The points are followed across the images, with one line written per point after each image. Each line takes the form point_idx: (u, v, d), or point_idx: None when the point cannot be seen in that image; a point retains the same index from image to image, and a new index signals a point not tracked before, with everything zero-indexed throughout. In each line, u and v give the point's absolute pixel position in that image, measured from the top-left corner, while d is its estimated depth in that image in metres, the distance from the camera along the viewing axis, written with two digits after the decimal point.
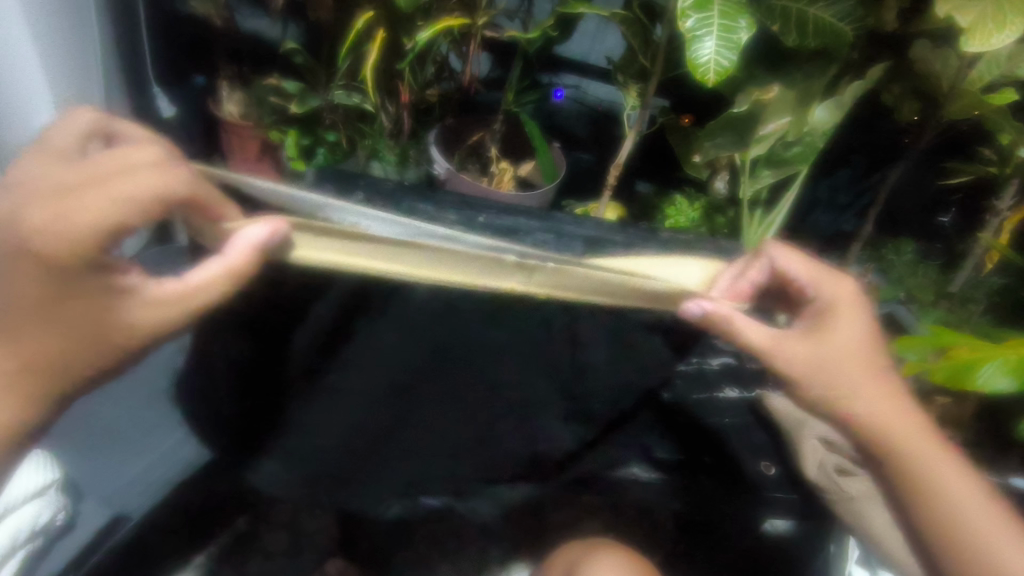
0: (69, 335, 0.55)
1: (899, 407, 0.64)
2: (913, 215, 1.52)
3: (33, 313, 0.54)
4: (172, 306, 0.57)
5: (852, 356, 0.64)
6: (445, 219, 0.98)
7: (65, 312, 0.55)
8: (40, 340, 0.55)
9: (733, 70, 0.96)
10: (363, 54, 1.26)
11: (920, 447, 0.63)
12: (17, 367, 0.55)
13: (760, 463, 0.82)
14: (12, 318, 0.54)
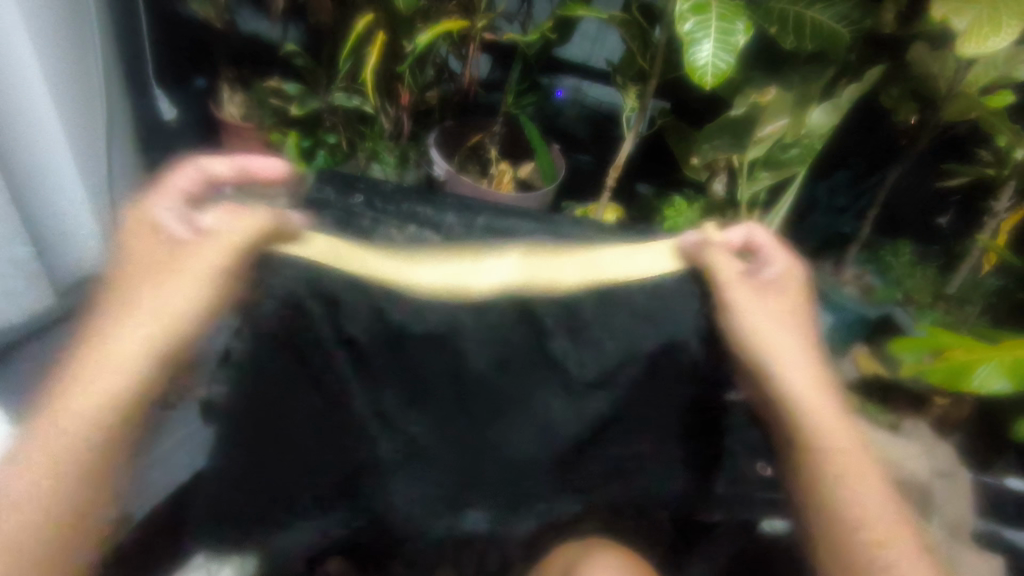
0: (168, 299, 0.65)
1: (810, 378, 0.74)
2: (912, 217, 1.53)
3: (151, 287, 0.65)
4: (231, 268, 0.67)
5: (787, 323, 0.76)
6: (444, 222, 0.98)
7: (165, 278, 0.65)
8: (148, 304, 0.64)
9: (730, 72, 0.97)
10: (363, 57, 1.26)
11: (820, 412, 0.72)
12: (118, 320, 0.63)
13: (757, 463, 0.83)
14: (123, 295, 0.64)
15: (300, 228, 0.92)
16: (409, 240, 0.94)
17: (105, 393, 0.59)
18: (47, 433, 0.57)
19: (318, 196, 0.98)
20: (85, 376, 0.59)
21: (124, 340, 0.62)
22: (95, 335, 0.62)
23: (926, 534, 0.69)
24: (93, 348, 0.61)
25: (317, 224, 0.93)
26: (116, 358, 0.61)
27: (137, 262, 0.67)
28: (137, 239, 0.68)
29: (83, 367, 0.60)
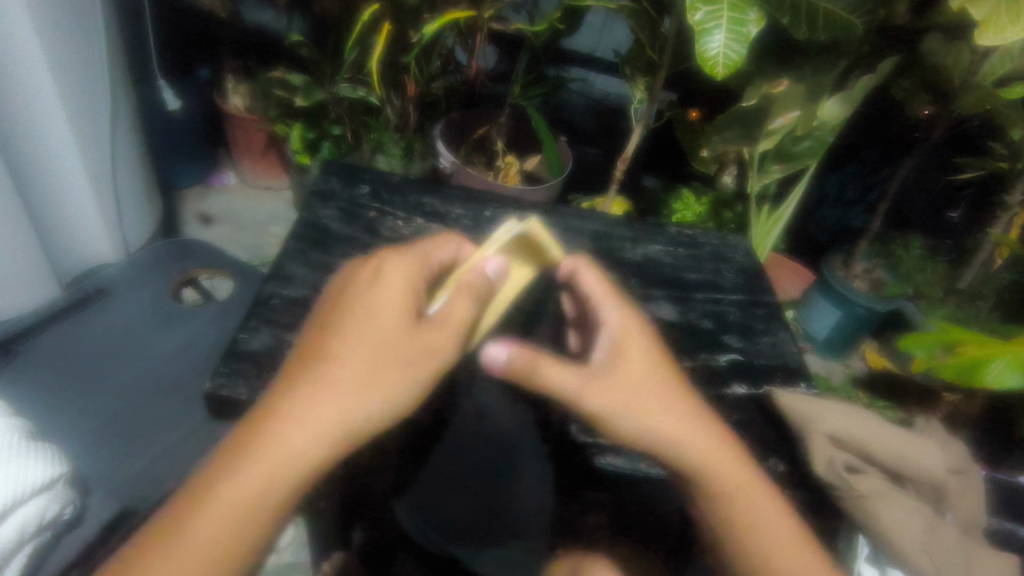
0: (386, 366, 0.48)
1: (728, 461, 0.53)
2: (922, 210, 1.52)
3: (376, 344, 0.49)
4: (466, 312, 0.51)
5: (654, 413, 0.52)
6: (450, 214, 0.97)
7: (394, 337, 0.49)
8: (364, 368, 0.48)
9: (742, 63, 0.95)
10: (367, 47, 1.24)
11: (752, 500, 0.52)
12: (347, 394, 0.47)
13: (769, 461, 0.70)
14: (345, 338, 0.49)
15: (306, 220, 0.90)
16: (417, 233, 0.92)
17: (290, 457, 0.45)
18: (247, 465, 0.45)
19: (323, 187, 0.97)
20: (285, 431, 0.45)
21: (324, 411, 0.46)
22: (305, 389, 0.47)
23: (939, 526, 0.65)
24: (285, 410, 0.46)
25: (322, 215, 0.92)
26: (290, 414, 0.46)
27: (366, 309, 0.50)
28: (377, 287, 0.52)
29: (277, 416, 0.46)
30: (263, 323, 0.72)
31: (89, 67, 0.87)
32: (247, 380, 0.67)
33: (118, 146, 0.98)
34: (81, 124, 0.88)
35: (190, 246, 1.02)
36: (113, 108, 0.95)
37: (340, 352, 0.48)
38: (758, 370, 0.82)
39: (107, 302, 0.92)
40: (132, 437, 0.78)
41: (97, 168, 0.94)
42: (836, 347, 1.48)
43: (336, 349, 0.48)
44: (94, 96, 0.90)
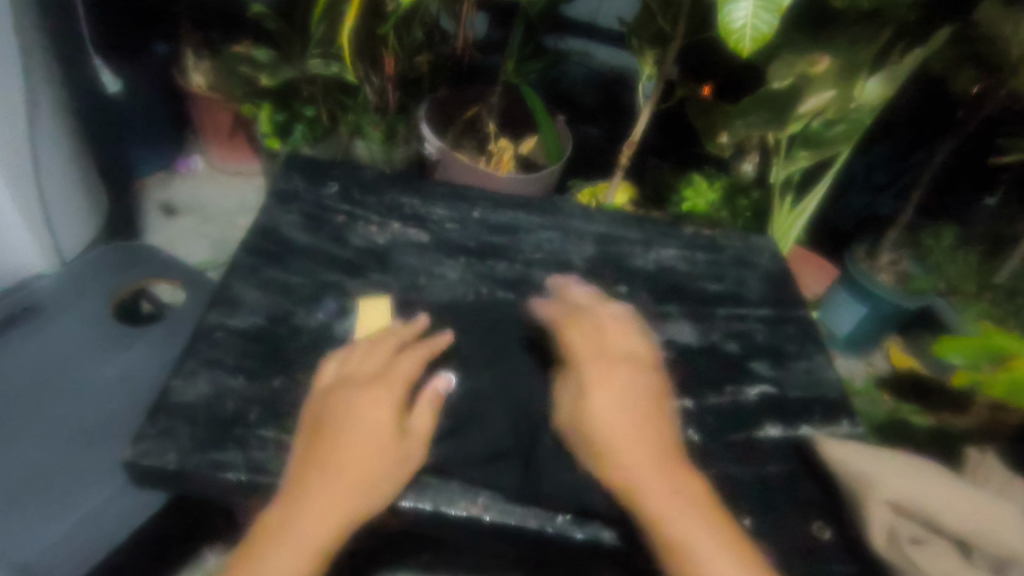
0: (375, 455, 0.53)
1: (670, 468, 0.52)
2: (958, 194, 1.38)
3: (364, 439, 0.53)
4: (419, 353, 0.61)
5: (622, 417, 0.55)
6: (433, 216, 0.84)
7: (378, 425, 0.54)
8: (356, 459, 0.52)
9: (774, 35, 0.80)
10: (337, 18, 1.08)
11: (669, 498, 0.50)
12: (344, 484, 0.51)
13: (812, 524, 0.61)
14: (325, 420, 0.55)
15: (261, 227, 0.77)
16: (393, 241, 0.79)
17: (298, 543, 0.48)
18: (265, 562, 0.47)
19: (284, 186, 0.83)
20: (293, 527, 0.49)
21: (323, 506, 0.50)
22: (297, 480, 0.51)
23: None
24: (284, 505, 0.50)
25: (282, 221, 0.78)
26: (296, 512, 0.49)
27: (344, 408, 0.55)
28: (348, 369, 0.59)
29: (285, 508, 0.50)
30: (200, 366, 0.60)
31: None
32: (177, 443, 0.55)
33: (42, 138, 0.83)
34: None
35: (136, 252, 0.89)
36: (31, 95, 0.79)
37: (338, 447, 0.52)
38: (793, 406, 0.70)
39: (33, 328, 0.79)
40: (54, 492, 0.66)
41: (15, 171, 0.79)
42: (860, 346, 1.35)
43: (329, 443, 0.53)
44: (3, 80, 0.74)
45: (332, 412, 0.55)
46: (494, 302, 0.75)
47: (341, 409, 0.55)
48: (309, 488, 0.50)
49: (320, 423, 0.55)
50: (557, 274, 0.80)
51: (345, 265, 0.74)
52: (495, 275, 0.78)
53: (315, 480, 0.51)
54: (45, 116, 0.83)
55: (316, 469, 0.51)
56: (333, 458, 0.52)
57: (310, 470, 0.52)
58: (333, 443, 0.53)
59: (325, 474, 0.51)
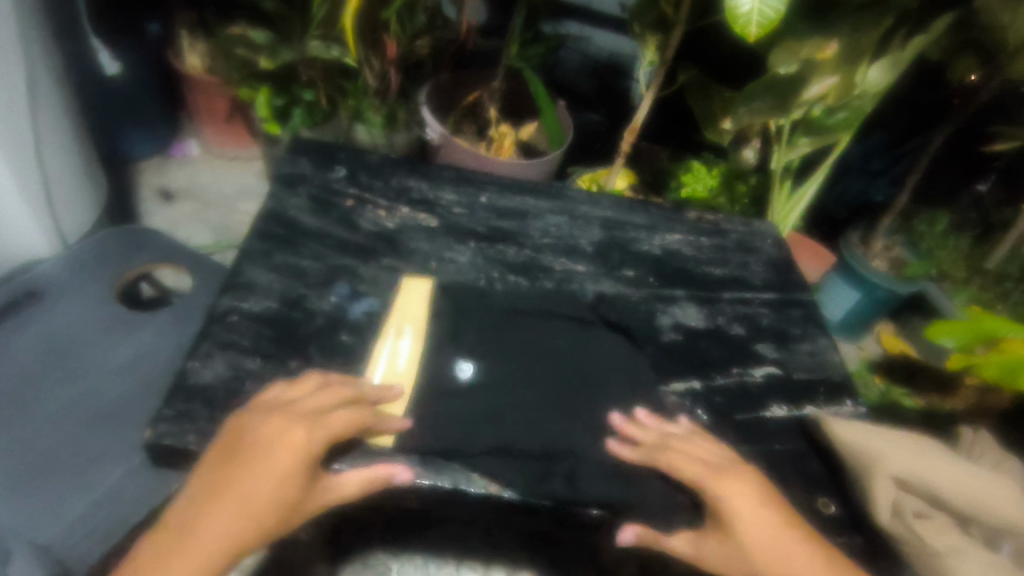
0: (267, 498, 0.50)
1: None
2: (950, 181, 1.40)
3: (264, 481, 0.50)
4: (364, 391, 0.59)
5: (756, 541, 0.53)
6: (441, 201, 0.84)
7: (279, 472, 0.50)
8: (253, 497, 0.49)
9: (780, 21, 0.80)
10: (338, 1, 1.07)
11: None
12: (233, 524, 0.48)
13: (819, 500, 0.61)
14: (247, 452, 0.51)
15: (269, 211, 0.77)
16: (402, 225, 0.79)
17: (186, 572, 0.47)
18: None
19: (291, 170, 0.83)
20: (187, 545, 0.48)
21: (200, 546, 0.48)
22: (200, 506, 0.49)
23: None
24: (181, 529, 0.49)
25: (290, 205, 0.78)
26: (183, 535, 0.48)
27: (254, 443, 0.52)
28: (281, 400, 0.56)
29: (184, 530, 0.49)
30: (216, 349, 0.61)
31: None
32: (197, 426, 0.56)
33: (42, 121, 0.81)
34: None
35: (139, 236, 0.88)
36: (31, 76, 0.77)
37: (236, 483, 0.50)
38: (798, 387, 0.71)
39: (36, 313, 0.78)
40: (69, 475, 0.66)
41: (16, 154, 0.77)
42: (854, 330, 1.38)
43: (232, 478, 0.50)
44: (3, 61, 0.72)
45: (255, 445, 0.52)
46: (505, 284, 0.75)
47: (263, 445, 0.52)
48: (205, 520, 0.49)
49: (241, 452, 0.52)
50: (565, 258, 0.81)
51: (355, 249, 0.74)
52: (504, 259, 0.79)
53: (217, 512, 0.49)
54: (46, 99, 0.82)
55: (223, 500, 0.49)
56: (239, 495, 0.49)
57: (214, 499, 0.50)
58: (242, 480, 0.50)
59: (228, 509, 0.49)
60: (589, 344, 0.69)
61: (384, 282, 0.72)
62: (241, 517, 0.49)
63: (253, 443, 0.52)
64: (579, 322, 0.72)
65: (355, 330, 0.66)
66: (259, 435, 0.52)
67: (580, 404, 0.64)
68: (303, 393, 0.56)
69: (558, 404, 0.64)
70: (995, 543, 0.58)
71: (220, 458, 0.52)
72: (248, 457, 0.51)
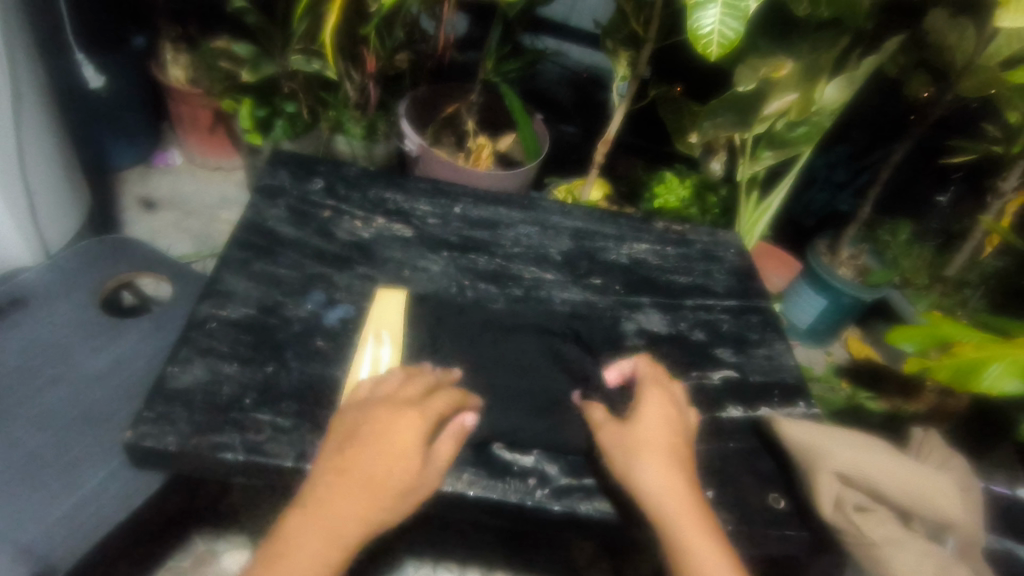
0: (388, 480, 0.51)
1: (684, 488, 0.53)
2: (910, 191, 1.46)
3: (387, 466, 0.52)
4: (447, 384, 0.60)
5: (647, 438, 0.56)
6: (416, 212, 0.87)
7: (398, 455, 0.52)
8: (374, 482, 0.51)
9: (739, 42, 0.84)
10: (319, 17, 1.10)
11: (673, 481, 0.53)
12: (359, 505, 0.50)
13: (768, 495, 0.65)
14: (368, 438, 0.53)
15: (249, 222, 0.79)
16: (378, 236, 0.82)
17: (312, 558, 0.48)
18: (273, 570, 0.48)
19: (271, 182, 0.86)
20: (309, 533, 0.49)
21: (322, 535, 0.49)
22: (324, 496, 0.50)
23: (954, 569, 0.57)
24: (305, 520, 0.50)
25: (269, 215, 0.81)
26: (306, 525, 0.49)
27: (372, 433, 0.53)
28: (381, 390, 0.57)
29: (306, 522, 0.49)
30: (195, 354, 0.63)
31: None
32: (176, 428, 0.58)
33: (27, 134, 0.83)
34: None
35: (122, 245, 0.91)
36: (15, 90, 0.79)
37: (358, 472, 0.51)
38: (753, 389, 0.75)
39: (19, 319, 0.80)
40: (50, 479, 0.68)
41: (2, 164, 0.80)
42: (821, 336, 1.43)
43: (348, 466, 0.52)
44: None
45: (380, 430, 0.53)
46: (477, 292, 0.79)
47: (385, 429, 0.53)
48: (332, 509, 0.50)
49: (360, 438, 0.53)
50: (535, 266, 0.84)
51: (332, 258, 0.77)
52: (476, 268, 0.82)
53: (343, 498, 0.50)
54: (31, 111, 0.84)
55: (347, 487, 0.51)
56: (360, 483, 0.51)
57: (337, 490, 0.51)
58: (370, 464, 0.51)
59: (354, 496, 0.50)
60: (558, 362, 0.71)
61: (359, 290, 0.74)
62: (368, 501, 0.50)
63: (375, 429, 0.53)
64: (552, 336, 0.74)
65: (330, 336, 0.69)
66: (377, 421, 0.54)
67: (541, 414, 0.66)
68: (387, 384, 0.58)
69: (519, 412, 0.66)
70: (940, 538, 0.61)
71: (341, 448, 0.53)
72: (370, 440, 0.53)
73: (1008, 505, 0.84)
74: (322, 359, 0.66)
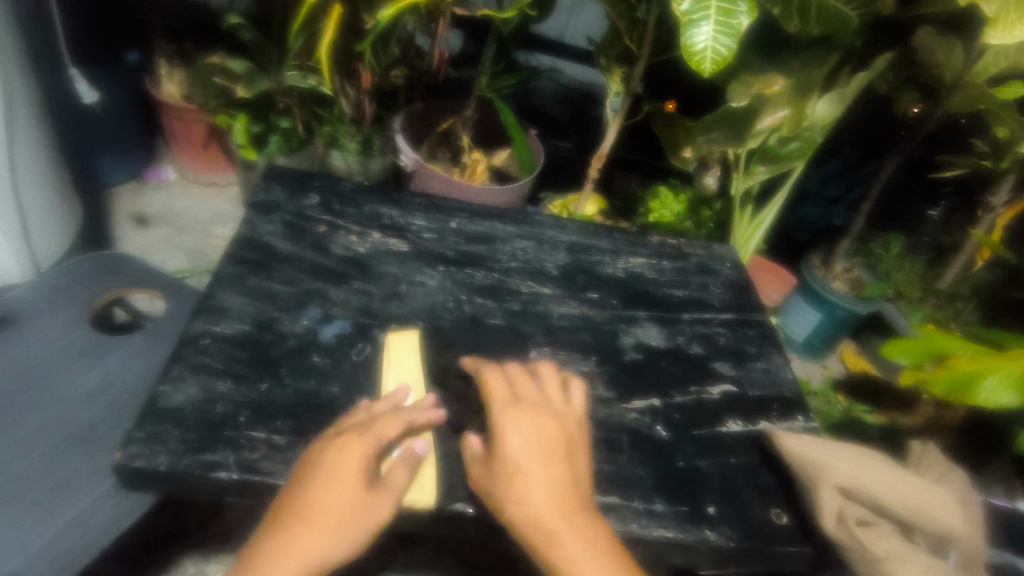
0: (333, 510, 0.51)
1: (566, 501, 0.53)
2: (902, 206, 1.47)
3: (329, 495, 0.51)
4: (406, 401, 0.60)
5: (528, 459, 0.54)
6: (412, 226, 0.87)
7: (344, 481, 0.52)
8: (320, 514, 0.50)
9: (732, 59, 0.85)
10: (316, 33, 1.11)
11: (531, 498, 0.53)
12: (313, 542, 0.49)
13: (770, 510, 0.64)
14: (310, 474, 0.53)
15: (244, 237, 0.79)
16: (374, 250, 0.81)
17: None
18: None
19: (265, 197, 0.85)
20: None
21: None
22: (274, 540, 0.50)
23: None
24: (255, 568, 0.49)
25: (264, 230, 0.80)
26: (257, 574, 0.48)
27: (315, 464, 0.53)
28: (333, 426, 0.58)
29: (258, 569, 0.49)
30: (188, 372, 0.62)
31: None
32: (168, 447, 0.57)
33: (18, 149, 0.82)
34: None
35: (113, 261, 0.89)
36: (9, 106, 0.79)
37: (301, 507, 0.51)
38: (753, 403, 0.74)
39: (7, 336, 0.79)
40: (37, 501, 0.66)
41: None
42: (817, 350, 1.42)
43: (295, 505, 0.51)
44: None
45: (317, 461, 0.53)
46: (474, 307, 0.78)
47: (324, 460, 0.53)
48: (280, 551, 0.49)
49: (304, 475, 0.53)
50: (532, 281, 0.84)
51: (327, 273, 0.77)
52: (473, 283, 0.81)
53: (290, 537, 0.49)
54: (24, 127, 0.83)
55: (295, 527, 0.50)
56: (304, 519, 0.50)
57: (284, 531, 0.50)
58: (307, 498, 0.51)
59: (300, 532, 0.49)
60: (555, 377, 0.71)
61: (355, 305, 0.74)
62: (311, 535, 0.49)
63: (315, 462, 0.53)
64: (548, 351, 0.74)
65: (326, 352, 0.68)
66: (317, 454, 0.54)
67: None
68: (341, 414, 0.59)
69: None
70: (942, 552, 0.61)
71: (288, 490, 0.53)
72: (310, 475, 0.52)
73: (1009, 520, 0.83)
74: (318, 376, 0.65)
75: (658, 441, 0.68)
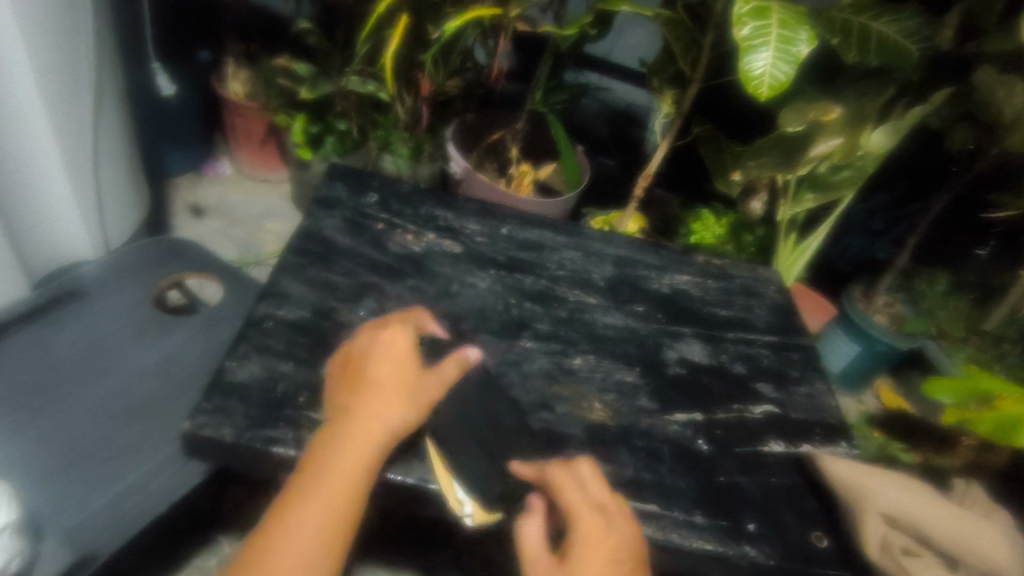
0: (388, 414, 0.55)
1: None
2: (949, 243, 1.45)
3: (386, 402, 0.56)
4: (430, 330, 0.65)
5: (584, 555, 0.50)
6: (465, 230, 0.89)
7: (398, 392, 0.57)
8: (376, 416, 0.55)
9: (789, 85, 0.86)
10: (381, 40, 1.16)
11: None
12: (372, 442, 0.54)
13: (811, 534, 0.64)
14: (363, 385, 0.57)
15: (306, 229, 0.82)
16: (428, 250, 0.84)
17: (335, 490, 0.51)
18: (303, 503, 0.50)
19: (327, 193, 0.88)
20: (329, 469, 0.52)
21: (343, 470, 0.52)
22: (336, 438, 0.54)
23: None
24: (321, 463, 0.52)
25: (325, 224, 0.84)
26: (326, 466, 0.52)
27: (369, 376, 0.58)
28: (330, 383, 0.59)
29: (325, 462, 0.52)
30: (254, 351, 0.65)
31: (76, 55, 0.78)
32: (232, 420, 0.60)
33: (102, 134, 0.87)
34: (62, 112, 0.78)
35: (179, 246, 0.93)
36: (99, 95, 0.84)
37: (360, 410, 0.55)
38: (795, 426, 0.74)
39: (81, 307, 0.83)
40: (98, 465, 0.69)
41: (81, 164, 0.84)
42: (854, 384, 1.40)
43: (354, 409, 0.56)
44: (74, 78, 0.79)
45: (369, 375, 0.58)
46: (520, 311, 0.80)
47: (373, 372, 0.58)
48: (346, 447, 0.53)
49: (359, 386, 0.57)
50: (579, 290, 0.85)
51: (384, 269, 0.79)
52: (522, 288, 0.83)
53: (351, 433, 0.54)
54: (110, 116, 0.89)
55: (355, 425, 0.54)
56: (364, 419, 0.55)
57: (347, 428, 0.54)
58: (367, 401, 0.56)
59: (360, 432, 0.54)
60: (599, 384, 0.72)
61: (408, 301, 0.76)
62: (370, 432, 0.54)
63: (365, 376, 0.58)
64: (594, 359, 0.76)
65: None
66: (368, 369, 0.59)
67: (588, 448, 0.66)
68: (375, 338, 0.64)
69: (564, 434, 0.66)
70: None
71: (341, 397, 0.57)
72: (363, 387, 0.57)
73: None
74: None
75: (698, 458, 0.68)
